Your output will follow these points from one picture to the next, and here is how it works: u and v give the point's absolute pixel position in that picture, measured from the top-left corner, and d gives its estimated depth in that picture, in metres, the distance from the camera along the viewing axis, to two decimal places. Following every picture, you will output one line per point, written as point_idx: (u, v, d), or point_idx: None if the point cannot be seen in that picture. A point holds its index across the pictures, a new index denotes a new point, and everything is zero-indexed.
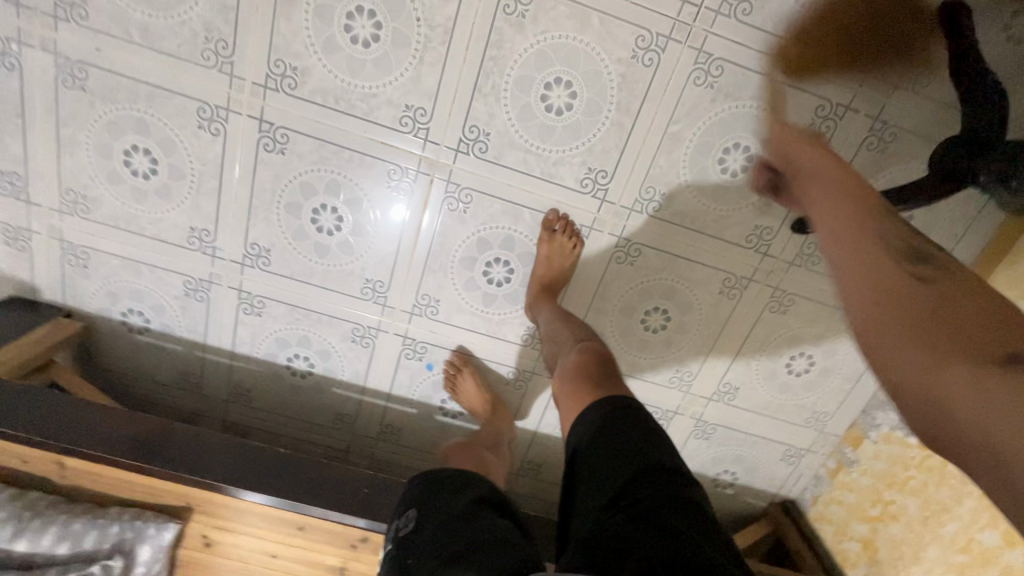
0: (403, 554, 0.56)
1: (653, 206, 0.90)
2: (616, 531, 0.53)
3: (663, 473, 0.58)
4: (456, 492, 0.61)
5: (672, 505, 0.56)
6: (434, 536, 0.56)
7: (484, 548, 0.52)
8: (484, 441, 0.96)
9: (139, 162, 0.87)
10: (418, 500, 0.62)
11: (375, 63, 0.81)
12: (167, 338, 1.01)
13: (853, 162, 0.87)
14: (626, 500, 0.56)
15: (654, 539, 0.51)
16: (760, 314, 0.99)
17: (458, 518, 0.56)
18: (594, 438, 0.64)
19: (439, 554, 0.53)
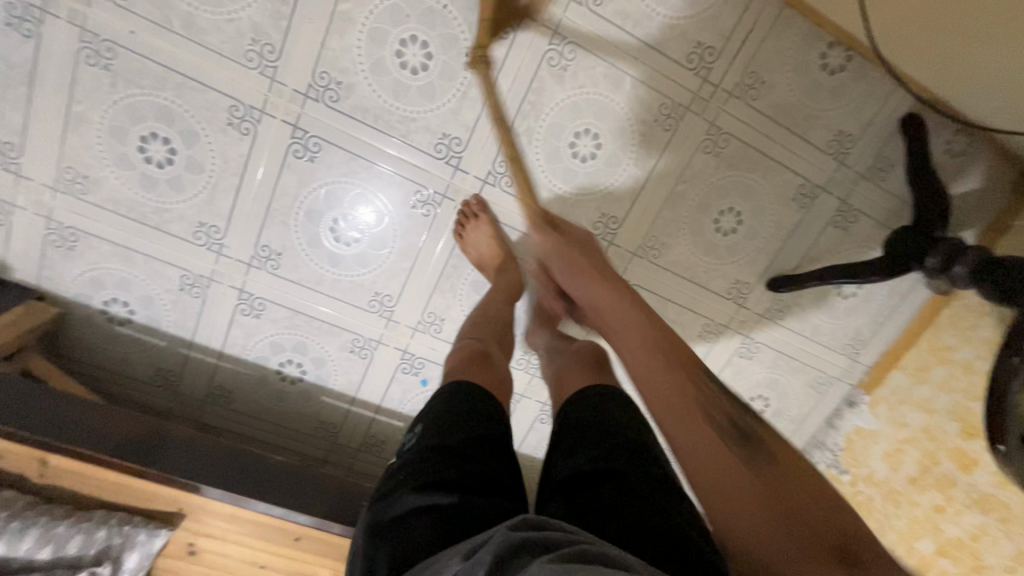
0: (401, 465, 0.61)
1: (652, 253, 0.99)
2: (597, 494, 0.57)
3: (646, 451, 0.62)
4: (471, 420, 0.64)
5: (656, 481, 0.58)
6: (429, 459, 0.59)
7: (481, 482, 0.58)
8: (495, 329, 0.90)
9: (156, 150, 0.84)
10: (431, 415, 0.65)
11: (420, 90, 0.84)
12: (151, 331, 0.96)
13: (819, 239, 1.01)
14: (612, 468, 0.59)
15: (628, 507, 0.55)
16: (730, 358, 1.11)
17: (464, 445, 0.60)
18: (585, 408, 0.67)
19: (438, 474, 0.57)
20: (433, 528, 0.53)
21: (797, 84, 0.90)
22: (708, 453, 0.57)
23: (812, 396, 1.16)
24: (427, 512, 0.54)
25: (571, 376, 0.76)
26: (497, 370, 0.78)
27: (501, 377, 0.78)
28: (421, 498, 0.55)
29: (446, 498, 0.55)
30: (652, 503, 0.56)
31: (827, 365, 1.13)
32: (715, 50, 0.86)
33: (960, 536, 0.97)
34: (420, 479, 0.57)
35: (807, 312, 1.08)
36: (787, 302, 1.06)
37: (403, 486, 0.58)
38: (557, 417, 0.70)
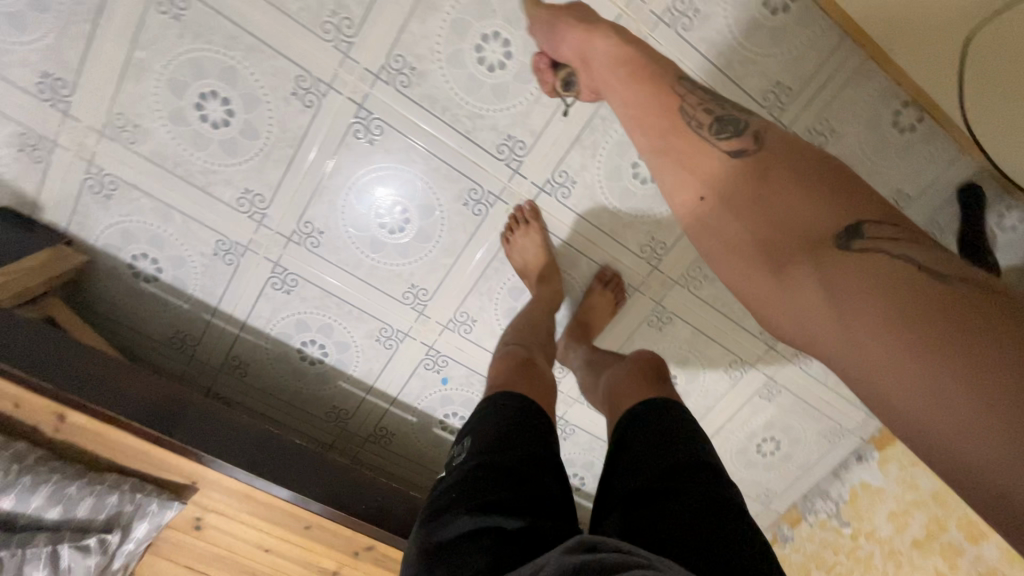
0: (451, 482, 0.54)
1: (695, 283, 0.98)
2: (657, 512, 0.54)
3: (714, 473, 0.58)
4: (526, 432, 0.57)
5: (725, 507, 0.54)
6: (484, 476, 0.52)
7: (541, 505, 0.52)
8: (536, 338, 0.88)
9: (213, 109, 0.81)
10: (481, 427, 0.59)
11: (493, 88, 0.82)
12: (175, 293, 0.93)
13: None
14: (674, 486, 0.55)
15: (694, 528, 0.52)
16: (749, 398, 1.11)
17: (524, 463, 0.54)
18: (645, 424, 0.64)
19: (494, 492, 0.51)
20: (493, 555, 0.46)
21: (865, 138, 0.89)
22: (881, 287, 0.40)
23: (822, 445, 1.17)
24: (485, 536, 0.48)
25: (618, 396, 0.74)
26: (546, 381, 0.76)
27: (551, 387, 0.76)
28: (478, 520, 0.49)
29: (507, 520, 0.49)
30: (721, 531, 0.52)
31: (843, 417, 1.14)
32: (792, 92, 0.85)
33: None
34: (474, 497, 0.51)
35: None
36: None
37: (456, 505, 0.51)
38: (613, 436, 0.67)
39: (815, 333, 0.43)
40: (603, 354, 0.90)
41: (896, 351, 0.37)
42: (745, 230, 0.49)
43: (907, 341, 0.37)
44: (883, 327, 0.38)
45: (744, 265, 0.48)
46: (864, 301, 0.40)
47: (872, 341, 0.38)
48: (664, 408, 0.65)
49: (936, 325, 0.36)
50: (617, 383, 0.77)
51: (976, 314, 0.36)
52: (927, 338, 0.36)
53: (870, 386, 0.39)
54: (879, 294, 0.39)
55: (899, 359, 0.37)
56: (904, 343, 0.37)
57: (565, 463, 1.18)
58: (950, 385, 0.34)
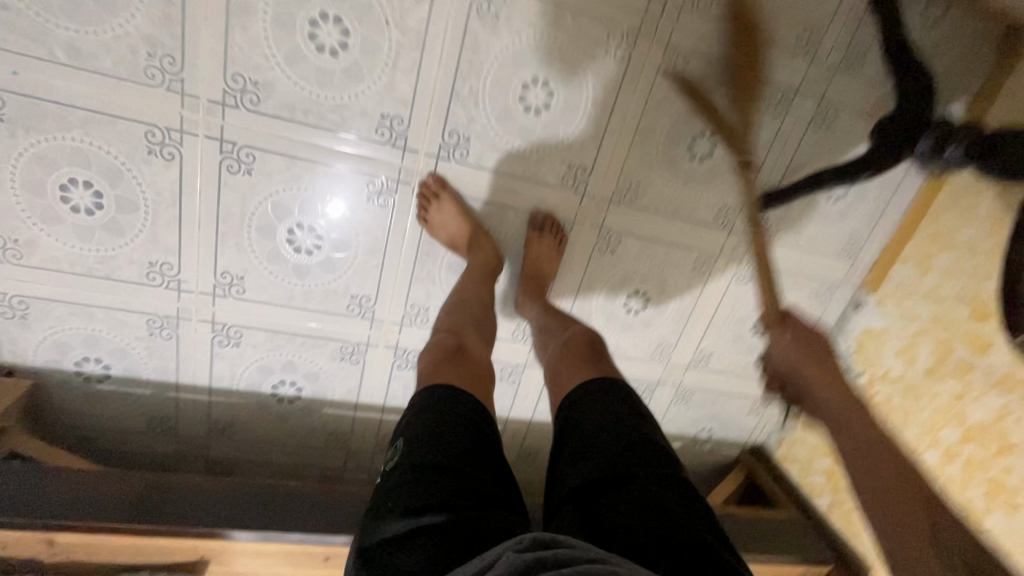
0: (388, 483, 0.54)
1: (629, 195, 0.94)
2: (603, 504, 0.57)
3: (655, 449, 0.61)
4: (460, 426, 0.57)
5: (665, 483, 0.58)
6: (417, 476, 0.52)
7: (479, 496, 0.52)
8: (470, 315, 0.86)
9: (80, 197, 0.78)
10: (414, 422, 0.58)
11: (345, 72, 0.77)
12: (132, 383, 0.92)
13: (803, 145, 0.95)
14: (617, 474, 0.58)
15: (635, 516, 0.55)
16: (728, 287, 1.08)
17: (462, 455, 0.54)
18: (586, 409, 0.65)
19: (428, 491, 0.51)
20: (427, 554, 0.47)
21: None
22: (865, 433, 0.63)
23: (816, 307, 1.14)
24: (420, 535, 0.48)
25: (564, 376, 0.75)
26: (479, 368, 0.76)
27: (485, 372, 0.76)
28: (413, 521, 0.49)
29: (441, 518, 0.49)
30: (671, 510, 0.56)
31: (826, 273, 1.10)
32: None
33: (983, 419, 0.93)
34: (409, 499, 0.51)
35: (800, 223, 1.03)
36: (778, 217, 1.02)
37: (390, 508, 0.51)
38: (557, 422, 0.68)
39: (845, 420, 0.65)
40: (550, 323, 0.89)
41: (882, 463, 0.61)
42: (819, 363, 0.72)
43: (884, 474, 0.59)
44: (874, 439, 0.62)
45: (811, 367, 0.72)
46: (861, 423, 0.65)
47: (873, 443, 0.62)
48: (605, 390, 0.67)
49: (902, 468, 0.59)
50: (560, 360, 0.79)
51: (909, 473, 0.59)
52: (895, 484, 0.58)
53: (875, 485, 0.60)
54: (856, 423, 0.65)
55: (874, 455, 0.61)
56: (878, 452, 0.61)
57: None
58: (876, 445, 0.62)
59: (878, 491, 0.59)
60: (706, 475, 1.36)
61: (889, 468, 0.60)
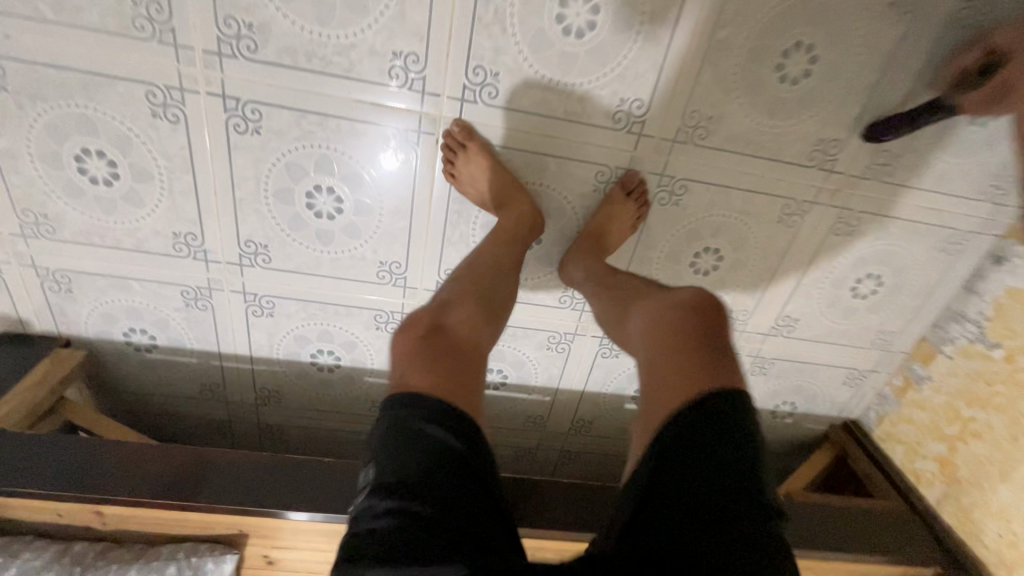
0: (376, 522, 0.47)
1: (698, 133, 0.77)
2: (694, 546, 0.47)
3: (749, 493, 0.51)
4: (454, 455, 0.50)
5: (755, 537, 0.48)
6: (412, 518, 0.46)
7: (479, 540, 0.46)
8: (478, 281, 0.73)
9: (96, 167, 0.74)
10: (398, 449, 0.50)
11: (346, 4, 0.65)
12: (178, 352, 0.93)
13: (939, 49, 0.72)
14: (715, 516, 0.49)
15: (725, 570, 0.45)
16: (822, 240, 0.88)
17: (457, 486, 0.48)
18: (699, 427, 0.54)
19: (428, 539, 0.45)
20: None
21: None
22: None
23: (939, 262, 0.92)
24: None
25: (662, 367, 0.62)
26: (464, 343, 0.62)
27: (474, 348, 0.62)
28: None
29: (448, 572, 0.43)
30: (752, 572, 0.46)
31: (956, 218, 0.87)
32: None
33: None
34: (406, 550, 0.44)
35: (925, 158, 0.81)
36: (895, 150, 0.80)
37: (382, 557, 0.44)
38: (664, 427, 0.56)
39: None
40: (628, 295, 0.75)
41: None
42: None
43: None
44: None
45: None
46: None
47: None
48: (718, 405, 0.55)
49: None
50: (670, 338, 0.63)
51: None
52: None
53: None
54: None
55: None
56: None
57: (630, 377, 1.03)
58: None
59: None
60: (787, 450, 1.21)
61: None
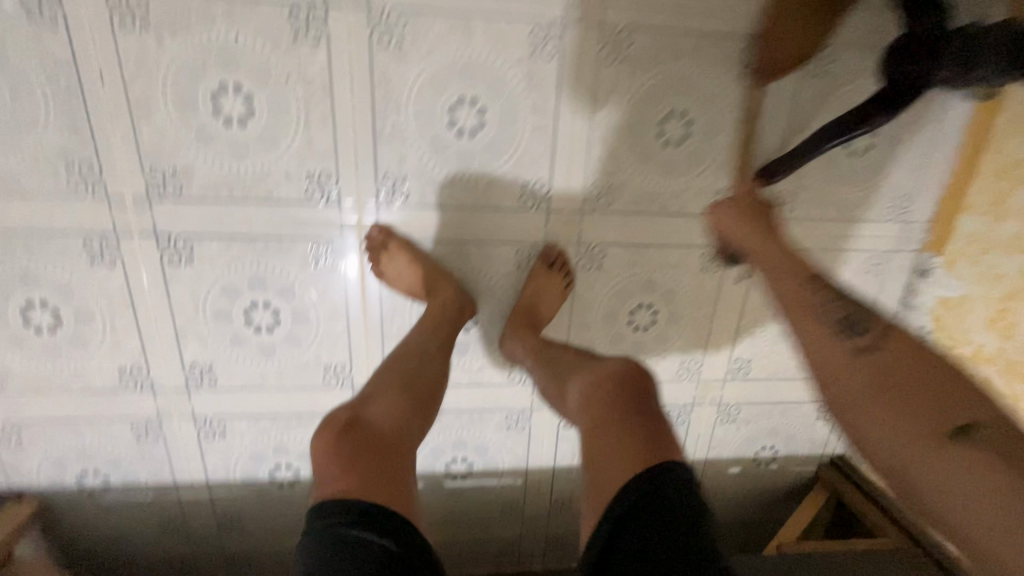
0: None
1: (602, 201, 0.82)
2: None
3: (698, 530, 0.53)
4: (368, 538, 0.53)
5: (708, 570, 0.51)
6: None
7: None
8: (407, 365, 0.75)
9: (40, 317, 0.78)
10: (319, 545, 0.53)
11: (259, 140, 0.73)
12: (133, 490, 0.91)
13: (800, 96, 0.79)
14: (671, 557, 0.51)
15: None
16: (749, 280, 0.91)
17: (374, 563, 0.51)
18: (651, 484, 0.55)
19: None
20: None
21: None
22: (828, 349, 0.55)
23: (869, 283, 0.94)
24: None
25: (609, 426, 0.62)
26: (379, 434, 0.63)
27: (394, 438, 0.64)
28: None
29: None
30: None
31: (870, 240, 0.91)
32: None
33: None
34: None
35: (821, 191, 0.86)
36: (790, 187, 0.85)
37: None
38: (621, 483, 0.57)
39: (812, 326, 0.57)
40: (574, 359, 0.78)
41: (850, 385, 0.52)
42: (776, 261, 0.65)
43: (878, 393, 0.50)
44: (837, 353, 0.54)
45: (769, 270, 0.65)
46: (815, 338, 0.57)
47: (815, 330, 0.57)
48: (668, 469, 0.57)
49: (922, 378, 0.50)
50: (613, 410, 0.64)
51: (904, 384, 0.50)
52: (897, 403, 0.49)
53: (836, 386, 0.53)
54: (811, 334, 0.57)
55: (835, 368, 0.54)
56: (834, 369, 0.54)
57: None
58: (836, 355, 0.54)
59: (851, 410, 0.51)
60: (783, 498, 1.15)
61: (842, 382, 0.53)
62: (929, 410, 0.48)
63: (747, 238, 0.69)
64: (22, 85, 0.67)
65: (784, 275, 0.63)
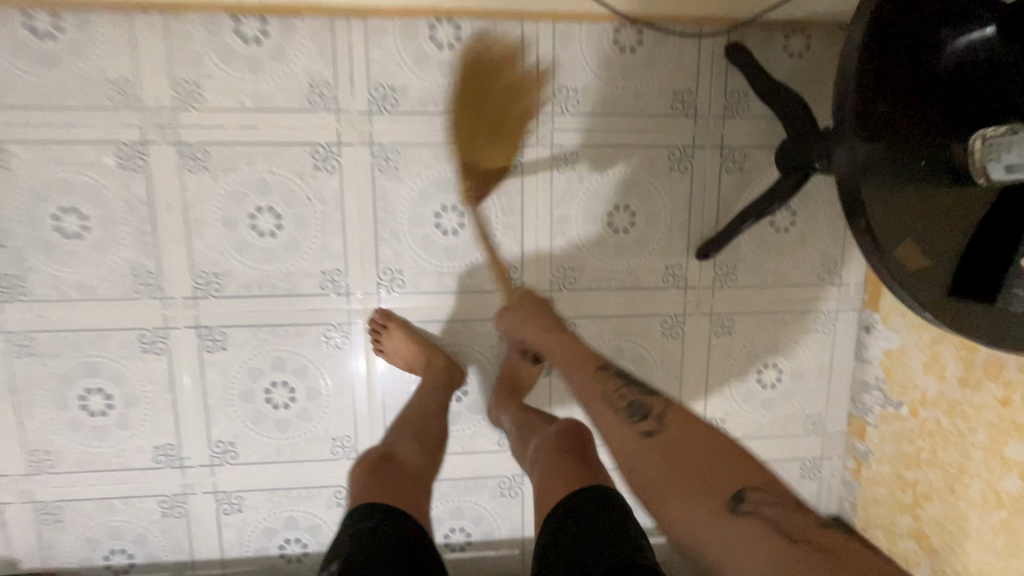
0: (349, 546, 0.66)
1: (567, 280, 0.97)
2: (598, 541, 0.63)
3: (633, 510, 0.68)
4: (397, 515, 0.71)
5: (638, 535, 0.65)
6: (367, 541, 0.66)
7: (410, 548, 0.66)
8: (413, 424, 0.90)
9: (95, 401, 0.92)
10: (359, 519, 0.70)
11: (285, 246, 0.91)
12: (154, 568, 0.98)
13: (722, 187, 0.97)
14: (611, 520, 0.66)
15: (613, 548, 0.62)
16: (708, 343, 1.02)
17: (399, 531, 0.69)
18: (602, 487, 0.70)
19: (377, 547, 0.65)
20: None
21: (607, 76, 0.91)
22: (623, 432, 0.65)
23: (820, 341, 1.04)
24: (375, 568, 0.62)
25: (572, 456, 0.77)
26: (399, 470, 0.80)
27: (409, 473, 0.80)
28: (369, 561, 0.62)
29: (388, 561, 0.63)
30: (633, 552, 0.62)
31: (812, 302, 1.03)
32: (517, 88, 0.91)
33: None
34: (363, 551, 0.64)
35: (758, 261, 1.00)
36: (729, 260, 1.00)
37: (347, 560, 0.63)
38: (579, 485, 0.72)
39: (603, 413, 0.69)
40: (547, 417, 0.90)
41: (648, 462, 0.61)
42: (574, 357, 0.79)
43: (666, 467, 0.60)
44: (627, 436, 0.64)
45: (573, 366, 0.77)
46: (612, 426, 0.67)
47: (608, 417, 0.68)
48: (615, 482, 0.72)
49: (695, 450, 0.61)
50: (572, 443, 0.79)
51: (681, 456, 0.60)
52: (685, 476, 0.58)
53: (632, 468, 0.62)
54: (607, 421, 0.67)
55: (628, 450, 0.63)
56: (630, 454, 0.63)
57: None
58: (627, 437, 0.64)
59: (650, 488, 0.59)
60: None
61: (642, 462, 0.61)
62: (704, 478, 0.58)
63: (546, 338, 0.83)
64: (109, 216, 0.88)
65: (579, 369, 0.77)
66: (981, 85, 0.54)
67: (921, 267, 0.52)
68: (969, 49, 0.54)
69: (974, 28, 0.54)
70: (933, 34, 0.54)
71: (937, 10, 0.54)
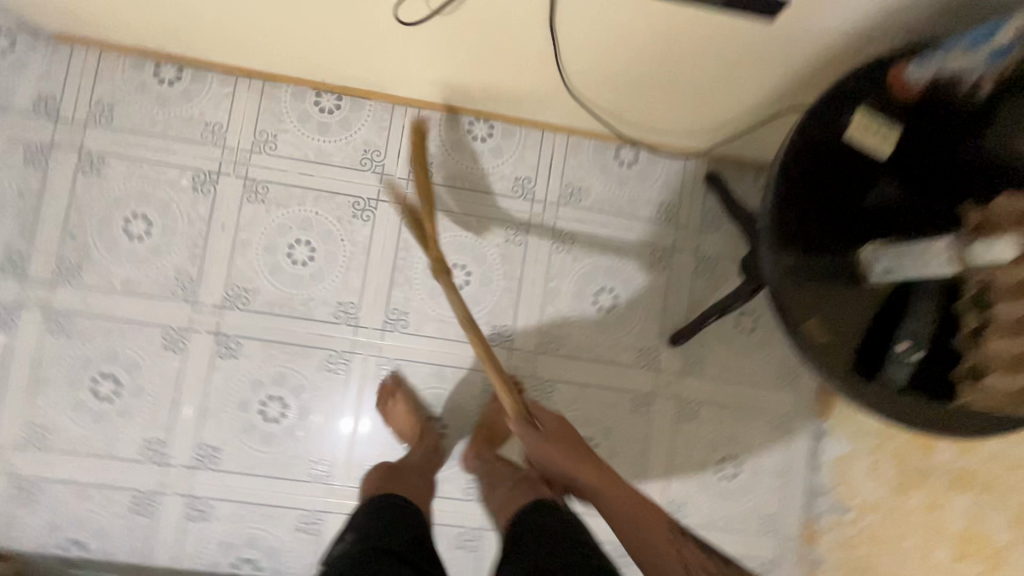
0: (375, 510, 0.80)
1: (551, 346, 1.09)
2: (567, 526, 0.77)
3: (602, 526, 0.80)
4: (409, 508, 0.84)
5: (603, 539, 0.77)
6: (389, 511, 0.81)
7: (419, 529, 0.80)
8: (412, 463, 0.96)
9: (104, 386, 1.00)
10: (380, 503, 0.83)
11: (311, 275, 1.05)
12: (105, 566, 0.99)
13: (694, 286, 1.12)
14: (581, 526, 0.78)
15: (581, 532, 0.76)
16: (673, 426, 1.10)
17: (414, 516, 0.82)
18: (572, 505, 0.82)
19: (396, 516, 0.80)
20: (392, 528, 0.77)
21: (607, 182, 1.11)
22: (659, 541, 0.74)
23: (777, 441, 1.12)
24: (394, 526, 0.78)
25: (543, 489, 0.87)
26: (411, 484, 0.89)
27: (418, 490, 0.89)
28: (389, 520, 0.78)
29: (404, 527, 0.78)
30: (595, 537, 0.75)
31: (771, 402, 1.12)
32: (531, 179, 1.10)
33: (962, 528, 0.88)
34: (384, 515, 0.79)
35: (723, 356, 1.12)
36: (697, 351, 1.12)
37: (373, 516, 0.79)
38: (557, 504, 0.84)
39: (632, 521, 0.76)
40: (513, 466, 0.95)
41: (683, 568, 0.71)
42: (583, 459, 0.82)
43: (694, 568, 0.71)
44: (660, 544, 0.73)
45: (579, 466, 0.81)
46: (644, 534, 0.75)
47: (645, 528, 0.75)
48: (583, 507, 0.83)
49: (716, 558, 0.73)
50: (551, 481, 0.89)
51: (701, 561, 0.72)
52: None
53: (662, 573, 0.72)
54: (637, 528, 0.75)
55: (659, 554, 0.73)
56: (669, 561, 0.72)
57: None
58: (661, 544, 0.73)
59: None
60: None
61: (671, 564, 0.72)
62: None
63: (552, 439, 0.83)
64: (171, 226, 1.03)
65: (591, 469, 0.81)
66: (886, 223, 0.71)
67: (824, 343, 0.66)
68: (883, 196, 0.71)
69: (881, 182, 0.71)
70: (852, 179, 0.71)
71: (854, 164, 0.71)
